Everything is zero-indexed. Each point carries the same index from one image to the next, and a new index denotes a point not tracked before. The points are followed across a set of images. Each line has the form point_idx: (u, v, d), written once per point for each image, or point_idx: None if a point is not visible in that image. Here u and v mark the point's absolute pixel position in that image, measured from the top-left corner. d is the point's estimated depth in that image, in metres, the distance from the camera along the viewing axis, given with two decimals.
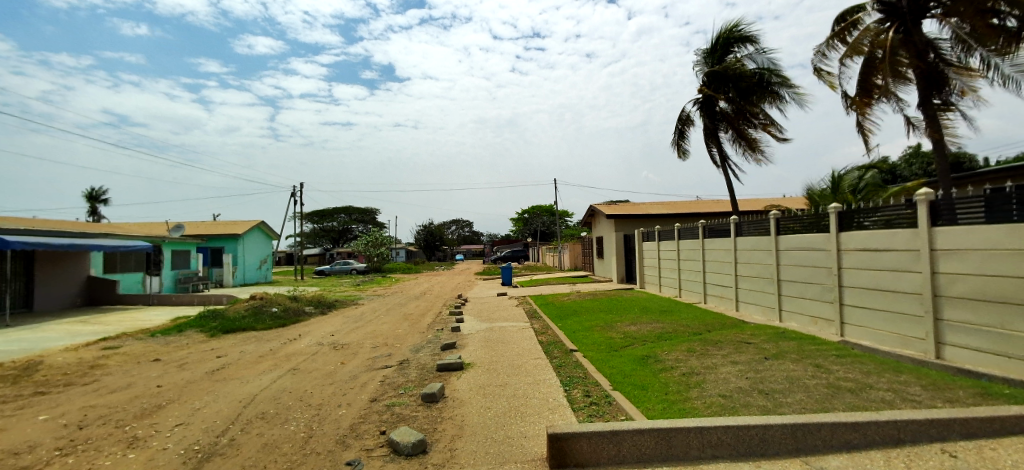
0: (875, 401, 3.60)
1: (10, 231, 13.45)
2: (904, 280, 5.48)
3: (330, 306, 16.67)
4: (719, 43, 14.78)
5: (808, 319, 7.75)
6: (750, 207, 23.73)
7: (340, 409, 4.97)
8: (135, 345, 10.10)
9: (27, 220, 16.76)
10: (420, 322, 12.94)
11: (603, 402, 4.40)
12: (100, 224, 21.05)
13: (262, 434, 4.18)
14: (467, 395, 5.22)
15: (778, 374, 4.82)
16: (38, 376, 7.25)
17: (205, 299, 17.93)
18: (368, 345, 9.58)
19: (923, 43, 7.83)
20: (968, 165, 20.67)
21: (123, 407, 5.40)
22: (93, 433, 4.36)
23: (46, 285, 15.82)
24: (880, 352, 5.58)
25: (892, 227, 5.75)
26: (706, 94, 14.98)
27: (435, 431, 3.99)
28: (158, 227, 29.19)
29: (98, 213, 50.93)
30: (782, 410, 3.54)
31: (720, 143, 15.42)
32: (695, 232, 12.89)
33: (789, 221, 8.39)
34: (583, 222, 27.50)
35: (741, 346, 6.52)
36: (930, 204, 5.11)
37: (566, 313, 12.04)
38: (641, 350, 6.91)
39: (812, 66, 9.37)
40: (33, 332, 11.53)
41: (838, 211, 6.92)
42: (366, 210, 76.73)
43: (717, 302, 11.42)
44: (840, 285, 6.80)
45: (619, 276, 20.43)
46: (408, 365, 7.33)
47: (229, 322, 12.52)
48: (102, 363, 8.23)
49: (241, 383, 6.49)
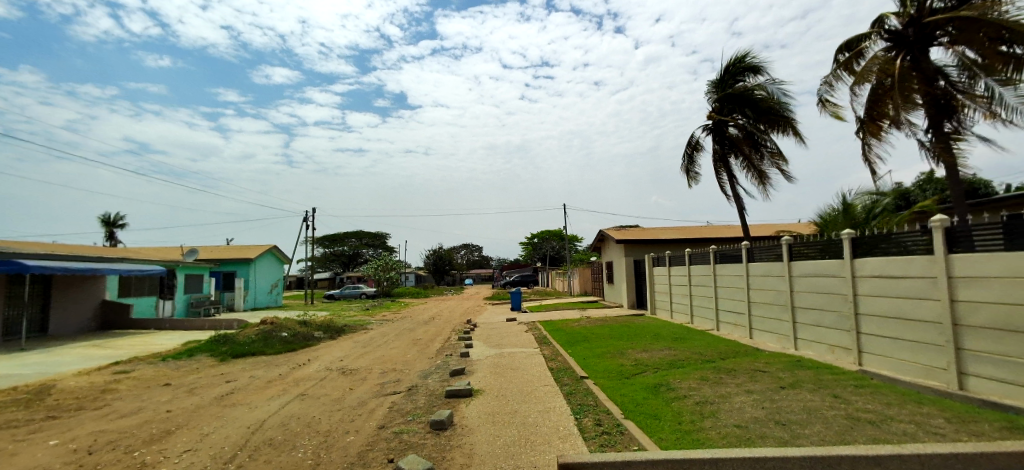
0: (898, 434, 3.49)
1: (29, 255, 13.81)
2: (922, 308, 5.39)
3: (340, 330, 16.71)
4: (728, 72, 15.03)
5: (824, 348, 7.56)
6: (761, 233, 23.58)
7: (347, 436, 4.93)
8: (146, 370, 10.17)
9: (46, 246, 17.22)
10: (429, 347, 12.88)
11: (615, 431, 4.30)
12: (116, 250, 21.52)
13: (269, 461, 4.15)
14: (475, 423, 5.15)
15: (794, 405, 4.68)
16: (49, 400, 7.31)
17: (216, 323, 18.07)
18: (376, 370, 9.54)
19: (932, 71, 7.93)
20: (984, 191, 20.42)
21: (132, 432, 5.42)
22: (101, 459, 4.37)
23: (61, 308, 16.05)
24: (901, 383, 5.41)
25: (907, 254, 5.69)
26: (716, 120, 15.15)
27: (443, 460, 3.93)
28: (173, 252, 29.76)
29: (115, 238, 52.31)
30: (800, 442, 3.44)
31: (729, 170, 15.54)
32: (706, 257, 12.79)
33: (802, 247, 8.33)
34: (592, 247, 27.41)
35: (755, 375, 6.38)
36: (947, 231, 5.05)
37: (576, 339, 11.87)
38: (653, 378, 6.78)
39: (821, 97, 9.44)
40: (46, 356, 11.64)
41: (852, 237, 6.85)
42: (376, 234, 77.55)
43: (730, 330, 11.22)
44: (856, 313, 6.66)
45: (630, 301, 20.19)
46: (417, 391, 7.29)
47: (239, 347, 12.57)
48: (112, 387, 8.31)
49: (249, 409, 6.47)
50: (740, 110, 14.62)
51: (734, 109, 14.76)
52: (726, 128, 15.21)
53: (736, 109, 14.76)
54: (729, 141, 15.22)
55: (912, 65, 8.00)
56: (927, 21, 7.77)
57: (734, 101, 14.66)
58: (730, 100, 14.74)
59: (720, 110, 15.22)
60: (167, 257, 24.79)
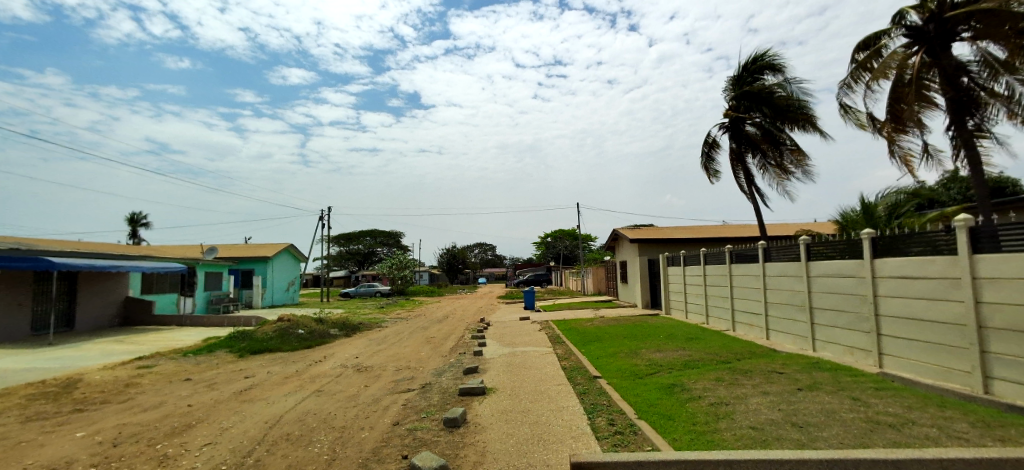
0: (918, 437, 3.42)
1: (58, 253, 14.32)
2: (944, 311, 5.25)
3: (355, 328, 16.95)
4: (746, 70, 14.78)
5: (842, 349, 7.42)
6: (778, 232, 23.21)
7: (363, 432, 5.02)
8: (168, 365, 10.47)
9: (74, 244, 17.86)
10: (442, 345, 12.97)
11: (628, 431, 4.30)
12: (139, 248, 22.20)
13: (286, 456, 4.27)
14: (488, 420, 5.20)
15: (812, 407, 4.61)
16: (76, 393, 7.60)
17: (234, 320, 18.51)
18: (390, 368, 9.67)
19: (954, 67, 7.71)
20: (1011, 190, 19.85)
21: (154, 425, 5.62)
22: (125, 451, 4.54)
23: (87, 304, 16.61)
24: (922, 386, 5.29)
25: (930, 254, 5.55)
26: (733, 118, 14.93)
27: (456, 457, 3.98)
28: (194, 250, 30.53)
29: (138, 236, 54.11)
30: (817, 444, 3.41)
31: (747, 168, 15.30)
32: (721, 257, 12.62)
33: (820, 246, 8.17)
34: (605, 246, 27.30)
35: (771, 377, 6.28)
36: (971, 230, 4.90)
37: (589, 339, 11.80)
38: (667, 378, 6.73)
39: (839, 99, 9.26)
40: (73, 351, 12.05)
41: (871, 237, 6.71)
42: (391, 233, 78.48)
43: (746, 330, 11.05)
44: (875, 315, 6.52)
45: (643, 301, 20.04)
46: (431, 389, 7.37)
47: (257, 343, 12.85)
48: (135, 382, 8.57)
49: (266, 405, 6.63)
50: (758, 108, 14.33)
51: (751, 107, 14.49)
52: (743, 126, 14.97)
53: (753, 107, 14.48)
54: (747, 139, 15.00)
55: (933, 62, 7.81)
56: (947, 17, 7.54)
57: (751, 99, 14.40)
58: (747, 98, 14.48)
59: (737, 108, 14.99)
60: (188, 256, 25.46)
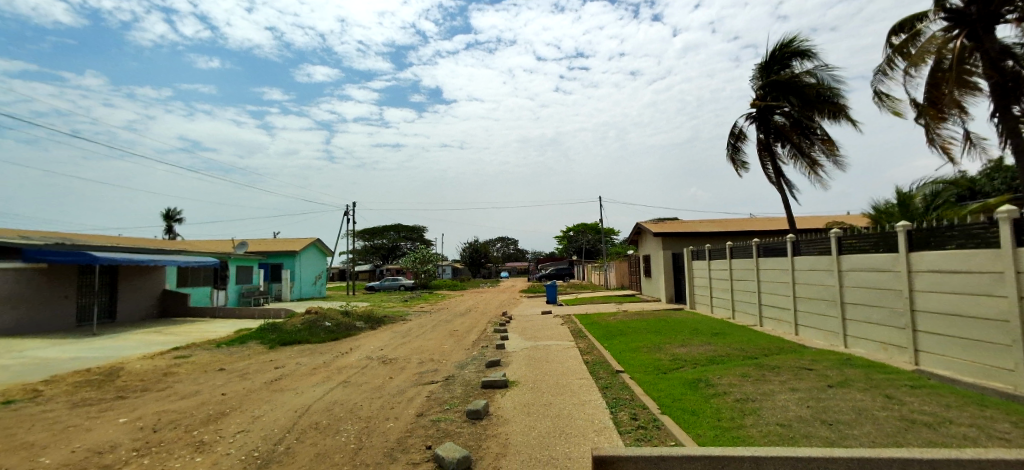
0: (954, 437, 3.31)
1: (101, 249, 15.17)
2: (987, 306, 5.01)
3: (379, 321, 17.35)
4: (774, 58, 14.29)
5: (876, 346, 7.17)
6: (808, 225, 22.50)
7: (388, 422, 5.18)
8: (203, 355, 10.98)
9: (116, 240, 18.84)
10: (464, 338, 13.14)
11: (650, 426, 4.30)
12: (176, 244, 23.23)
13: (315, 443, 4.46)
14: (511, 413, 5.28)
15: (843, 405, 4.49)
16: (119, 381, 8.06)
17: (265, 313, 19.21)
18: (414, 360, 9.89)
19: (998, 51, 7.28)
20: None
21: (192, 412, 5.93)
22: (165, 436, 4.83)
23: (128, 297, 17.53)
24: (961, 384, 5.08)
25: (971, 248, 5.29)
26: (760, 108, 14.50)
27: (479, 448, 4.08)
28: (227, 245, 31.72)
29: (174, 231, 56.55)
30: (847, 442, 3.34)
31: (775, 160, 14.85)
32: (748, 250, 12.33)
33: (852, 239, 7.89)
34: (628, 240, 27.00)
35: (800, 373, 6.13)
36: (1016, 222, 4.65)
37: (612, 334, 11.73)
38: (691, 374, 6.66)
39: (874, 86, 8.88)
40: (117, 341, 12.75)
41: (907, 230, 6.44)
42: (414, 228, 79.55)
43: (774, 326, 10.79)
44: (912, 310, 6.27)
45: (667, 296, 19.76)
46: (453, 381, 7.51)
47: (286, 335, 13.31)
48: (174, 371, 9.02)
49: (296, 394, 6.90)
50: (786, 98, 13.86)
51: (779, 96, 14.03)
52: (771, 116, 14.52)
53: (782, 96, 14.01)
54: (775, 129, 14.54)
55: (975, 45, 7.39)
56: None
57: (780, 88, 13.94)
58: (775, 87, 14.03)
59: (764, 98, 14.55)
60: (221, 250, 26.49)
